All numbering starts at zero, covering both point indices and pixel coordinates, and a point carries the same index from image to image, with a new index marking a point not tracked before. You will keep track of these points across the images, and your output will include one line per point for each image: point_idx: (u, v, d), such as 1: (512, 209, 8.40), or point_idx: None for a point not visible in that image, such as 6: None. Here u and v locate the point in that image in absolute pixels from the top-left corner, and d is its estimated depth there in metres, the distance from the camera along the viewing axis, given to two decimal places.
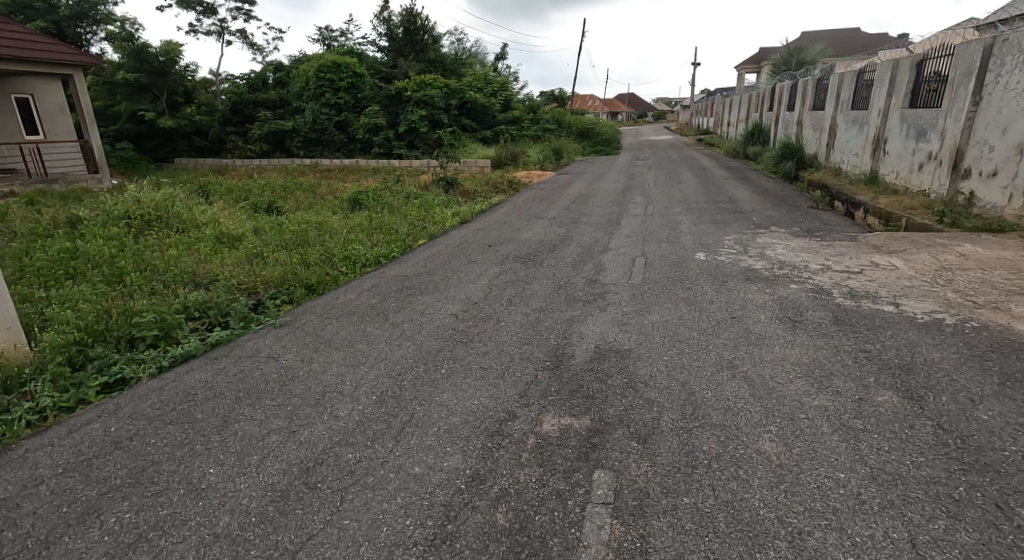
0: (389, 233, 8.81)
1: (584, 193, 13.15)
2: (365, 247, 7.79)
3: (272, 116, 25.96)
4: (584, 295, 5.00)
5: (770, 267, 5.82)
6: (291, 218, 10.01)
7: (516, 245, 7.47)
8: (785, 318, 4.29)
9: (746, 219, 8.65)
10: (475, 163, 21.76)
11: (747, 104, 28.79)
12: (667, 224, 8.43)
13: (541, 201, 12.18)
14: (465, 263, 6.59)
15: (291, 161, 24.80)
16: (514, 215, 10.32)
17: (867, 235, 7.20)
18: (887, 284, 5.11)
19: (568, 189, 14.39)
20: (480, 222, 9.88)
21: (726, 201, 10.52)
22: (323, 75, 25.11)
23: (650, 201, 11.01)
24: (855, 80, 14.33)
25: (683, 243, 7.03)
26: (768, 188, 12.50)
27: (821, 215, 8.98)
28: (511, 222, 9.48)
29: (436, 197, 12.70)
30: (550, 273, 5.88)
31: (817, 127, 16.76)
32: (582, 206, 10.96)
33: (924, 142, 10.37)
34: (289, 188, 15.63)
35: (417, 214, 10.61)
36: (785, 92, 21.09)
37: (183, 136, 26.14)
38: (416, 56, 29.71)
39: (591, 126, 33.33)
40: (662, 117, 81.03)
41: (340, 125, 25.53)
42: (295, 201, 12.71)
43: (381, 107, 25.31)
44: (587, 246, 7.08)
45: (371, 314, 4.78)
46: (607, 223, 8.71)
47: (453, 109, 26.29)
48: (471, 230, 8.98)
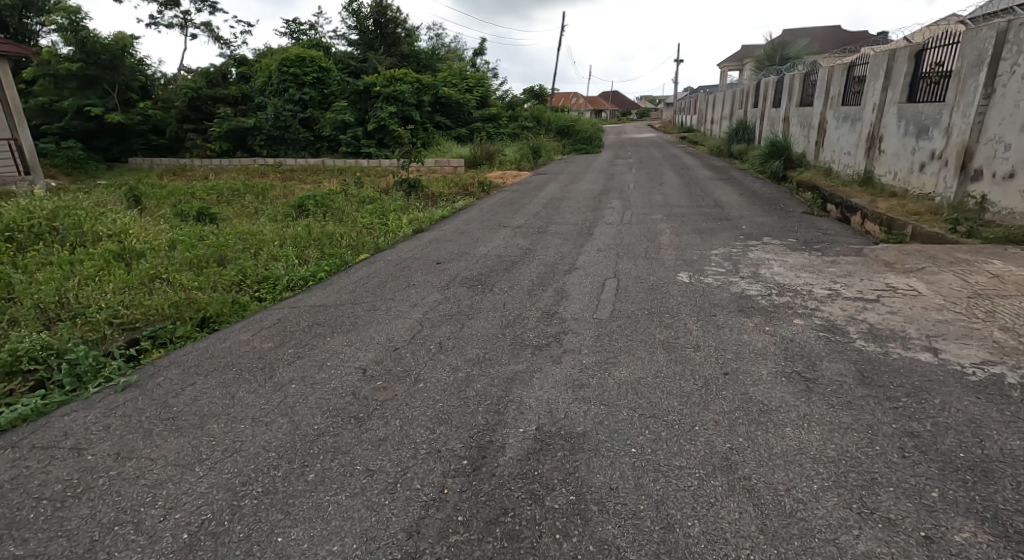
0: (327, 246, 7.70)
1: (557, 196, 12.15)
2: (294, 263, 6.68)
3: (232, 113, 24.55)
4: (535, 337, 3.94)
5: (765, 292, 4.82)
6: (223, 226, 8.90)
7: (468, 262, 6.39)
8: (793, 375, 3.25)
9: (733, 228, 7.66)
10: (447, 162, 20.73)
11: (731, 100, 27.89)
12: (646, 233, 7.43)
13: (509, 205, 11.13)
14: (403, 287, 5.49)
15: (252, 161, 23.60)
16: (477, 222, 9.26)
17: (875, 247, 6.21)
18: (912, 317, 4.10)
19: (541, 191, 13.36)
20: (437, 230, 8.82)
21: (709, 206, 9.52)
22: (287, 69, 23.95)
23: (627, 205, 10.01)
24: (846, 74, 13.36)
25: (662, 260, 6.01)
26: (755, 191, 11.54)
27: (817, 223, 8.00)
28: (471, 232, 8.40)
29: (397, 201, 11.60)
30: (498, 302, 4.82)
31: (806, 124, 15.79)
32: (551, 211, 9.93)
33: (925, 139, 9.42)
34: (242, 192, 14.50)
35: (367, 221, 9.52)
36: (771, 87, 20.16)
37: (139, 134, 25.12)
38: (387, 50, 28.53)
39: (571, 124, 32.33)
40: (646, 115, 80.11)
41: (306, 122, 24.37)
42: (240, 206, 11.58)
43: (348, 103, 24.12)
44: (550, 264, 6.01)
45: (253, 366, 3.68)
46: (579, 233, 7.69)
47: (425, 105, 25.07)
48: (423, 242, 7.88)
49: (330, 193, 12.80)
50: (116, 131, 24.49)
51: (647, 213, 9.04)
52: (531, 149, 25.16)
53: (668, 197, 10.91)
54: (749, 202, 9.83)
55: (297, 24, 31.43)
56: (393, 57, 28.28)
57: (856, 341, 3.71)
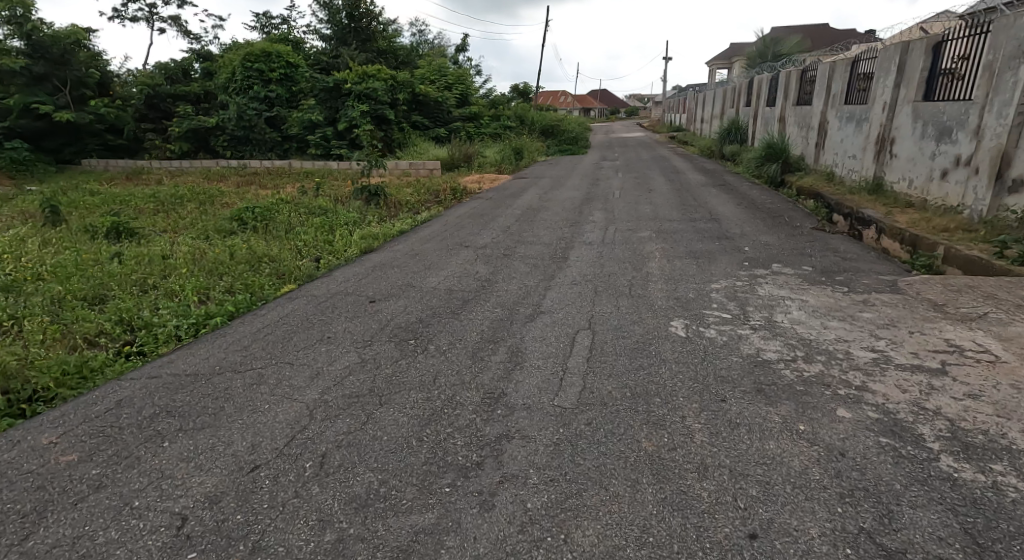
0: (248, 275, 6.44)
1: (533, 205, 10.94)
2: (193, 302, 5.41)
3: (192, 111, 23.51)
4: (459, 458, 2.64)
5: (788, 356, 3.58)
6: (136, 248, 7.64)
7: (408, 301, 5.16)
8: (863, 552, 2.08)
9: (733, 249, 6.48)
10: (422, 164, 19.56)
11: (722, 99, 26.77)
12: (631, 258, 6.21)
13: (476, 217, 9.95)
14: (313, 341, 4.24)
15: (214, 163, 22.58)
16: (437, 240, 8.03)
17: (914, 281, 5.00)
18: (1007, 407, 2.86)
19: (517, 199, 12.14)
20: (388, 251, 7.57)
21: (704, 219, 8.35)
22: (251, 64, 22.76)
23: (610, 218, 8.81)
24: (849, 68, 12.17)
25: (649, 300, 4.77)
26: (753, 200, 10.34)
27: (831, 242, 6.80)
28: (426, 254, 7.12)
29: (353, 212, 10.33)
30: (425, 374, 3.54)
31: (804, 124, 14.61)
32: (523, 225, 8.73)
33: (947, 143, 8.24)
34: (188, 200, 13.18)
35: (309, 240, 8.27)
36: (765, 85, 19.05)
37: (94, 134, 23.94)
38: (361, 45, 27.14)
39: (557, 123, 31.05)
40: (636, 113, 79.25)
41: (272, 121, 23.22)
42: (174, 220, 10.33)
43: (318, 101, 22.88)
44: (508, 306, 4.76)
45: (18, 511, 2.44)
46: (552, 257, 6.46)
47: (400, 104, 23.56)
48: (365, 267, 6.62)
49: (281, 202, 11.47)
50: (68, 131, 23.27)
51: (633, 229, 7.84)
52: (514, 150, 23.92)
53: (657, 208, 9.71)
54: (748, 215, 8.67)
55: (269, 18, 29.97)
56: (369, 54, 26.89)
57: (943, 472, 2.44)
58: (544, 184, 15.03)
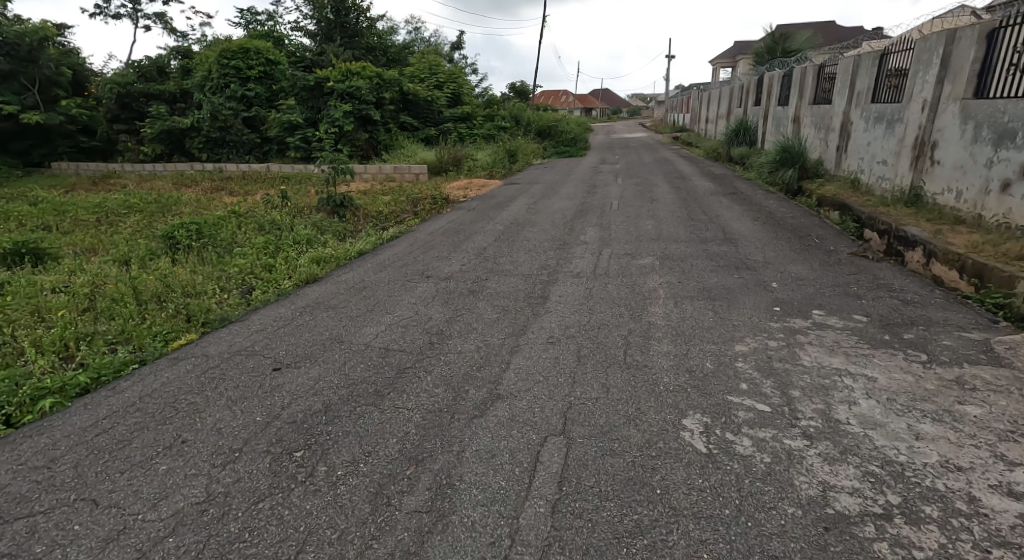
0: (145, 317, 5.19)
1: (518, 218, 9.69)
2: (47, 365, 4.09)
3: (167, 111, 22.37)
4: None
5: (878, 512, 2.29)
6: (28, 276, 6.34)
7: (326, 366, 3.87)
8: None
9: (757, 286, 5.18)
10: (407, 168, 18.45)
11: (728, 98, 25.40)
12: (629, 299, 4.92)
13: (452, 233, 8.71)
14: (157, 444, 2.91)
15: (188, 167, 21.49)
16: (398, 266, 6.76)
17: (1016, 344, 3.68)
18: None
19: (502, 210, 10.88)
20: (332, 282, 6.28)
21: (716, 240, 7.06)
22: (227, 61, 21.51)
23: (605, 237, 7.53)
24: (876, 62, 10.78)
25: (653, 376, 3.47)
26: (772, 214, 9.02)
27: (880, 273, 5.48)
28: (377, 289, 5.83)
29: (310, 227, 9.08)
30: (297, 543, 2.25)
31: (823, 125, 13.25)
32: (502, 246, 7.48)
33: (1008, 149, 6.91)
34: (137, 209, 11.95)
35: (245, 265, 7.01)
36: (776, 82, 17.73)
37: (66, 136, 22.84)
38: (347, 42, 25.92)
39: (554, 124, 29.73)
40: (637, 113, 78.11)
41: (250, 121, 22.08)
42: (104, 236, 9.07)
43: (298, 100, 21.74)
44: (457, 385, 3.46)
45: None
46: (530, 296, 5.16)
47: (386, 104, 22.28)
48: (296, 308, 5.31)
49: (233, 214, 10.22)
50: (38, 133, 22.16)
51: (632, 253, 6.55)
52: (507, 151, 22.64)
53: (661, 223, 8.42)
54: (768, 234, 7.37)
55: (253, 14, 28.76)
56: (355, 51, 25.64)
57: None
58: (537, 191, 13.76)
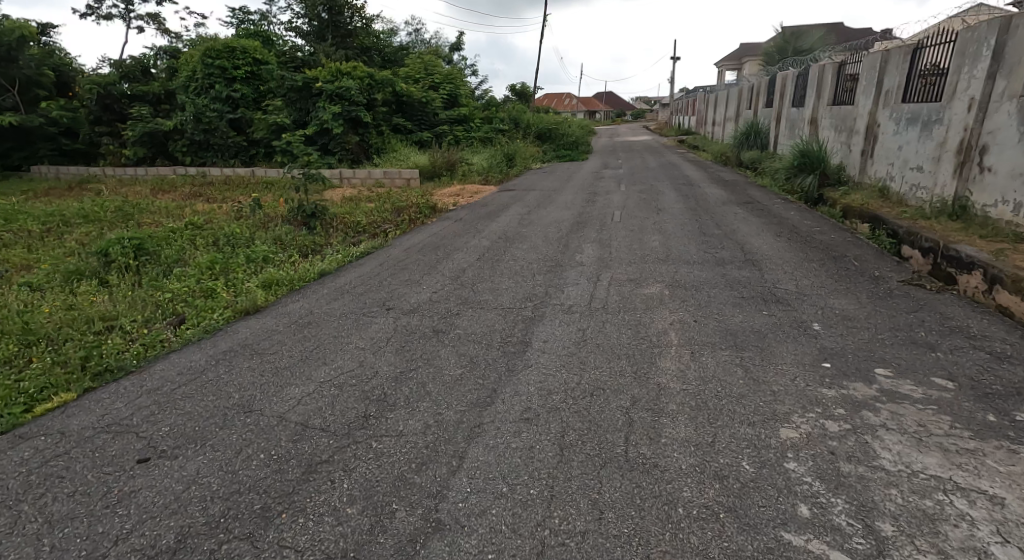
0: (29, 362, 4.26)
1: (508, 231, 8.67)
2: None
3: (150, 113, 21.48)
4: None
5: None
6: None
7: (215, 451, 2.85)
8: None
9: (793, 327, 4.13)
10: (397, 173, 17.51)
11: (737, 99, 24.28)
12: (633, 348, 3.87)
13: (431, 249, 7.71)
14: None
15: (170, 171, 20.58)
16: (359, 293, 5.75)
17: None
18: None
19: (491, 221, 9.86)
20: (275, 312, 5.28)
21: (734, 262, 6.02)
22: (211, 61, 20.60)
23: (604, 257, 6.49)
24: (909, 57, 9.67)
25: (669, 491, 2.43)
26: (796, 227, 7.95)
27: (946, 309, 4.40)
28: (326, 324, 4.80)
29: (272, 241, 8.12)
30: None
31: (844, 128, 12.17)
32: (484, 266, 6.47)
33: None
34: (95, 218, 10.99)
35: (181, 290, 6.07)
36: (791, 82, 16.67)
37: (47, 138, 22.02)
38: (340, 42, 25.00)
39: (555, 126, 28.70)
40: (642, 115, 77.12)
41: (236, 123, 21.18)
42: (42, 249, 8.14)
43: (286, 101, 20.78)
44: (386, 498, 2.41)
45: None
46: (508, 340, 4.13)
47: (378, 105, 21.28)
48: (218, 352, 4.28)
49: (193, 225, 9.26)
50: (18, 136, 21.40)
51: (635, 279, 5.53)
52: (505, 155, 21.64)
53: (669, 239, 7.38)
54: (794, 254, 6.32)
55: (245, 12, 27.86)
56: (348, 51, 24.66)
57: None
58: (532, 198, 12.75)
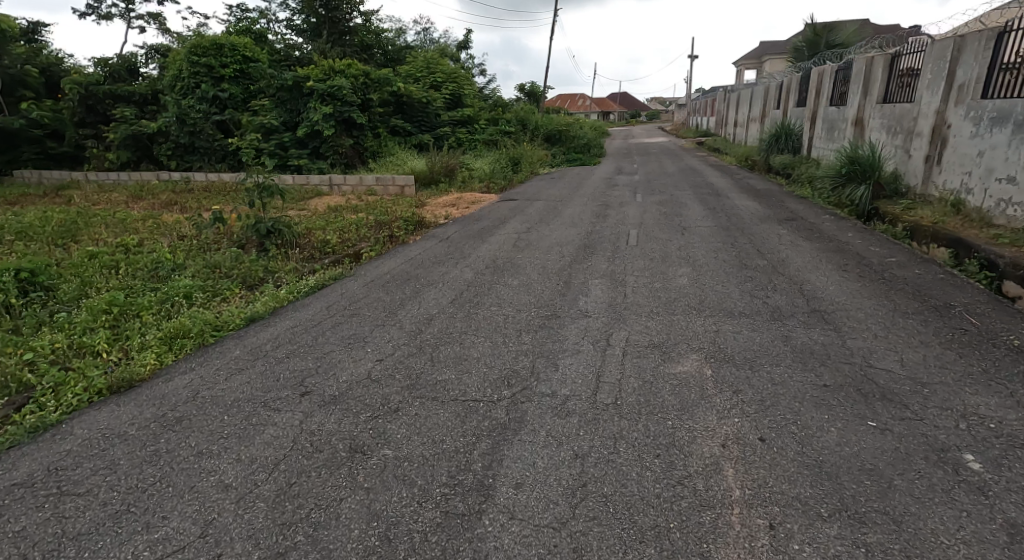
0: None
1: (500, 256, 7.10)
2: None
3: (134, 114, 20.13)
4: None
5: None
6: None
7: None
8: None
9: (923, 462, 2.55)
10: (391, 179, 16.05)
11: (762, 98, 22.50)
12: (664, 514, 2.30)
13: (401, 283, 6.16)
14: None
15: (153, 176, 19.19)
16: (278, 357, 4.18)
17: None
18: None
19: (482, 242, 8.30)
20: (149, 388, 3.72)
21: (793, 318, 4.42)
22: (197, 58, 19.20)
23: (618, 303, 4.91)
24: (993, 44, 7.98)
25: None
26: (861, 255, 6.32)
27: None
28: (202, 420, 3.23)
29: (207, 270, 6.61)
30: None
31: (903, 129, 10.47)
32: (458, 315, 4.90)
33: None
34: (32, 231, 9.52)
35: (54, 342, 4.55)
36: (830, 80, 14.98)
37: (28, 141, 20.72)
38: (338, 39, 23.55)
39: (566, 128, 27.07)
40: (657, 117, 75.22)
41: (223, 125, 19.79)
42: None
43: (275, 101, 19.38)
44: None
45: None
46: (458, 478, 2.55)
47: (375, 105, 19.81)
48: (5, 484, 2.71)
49: (125, 245, 7.74)
50: None
51: (658, 347, 3.95)
52: (510, 159, 20.12)
53: (701, 274, 5.78)
54: (872, 302, 4.71)
55: (241, 10, 26.46)
56: (345, 49, 23.16)
57: None
58: (537, 211, 11.17)
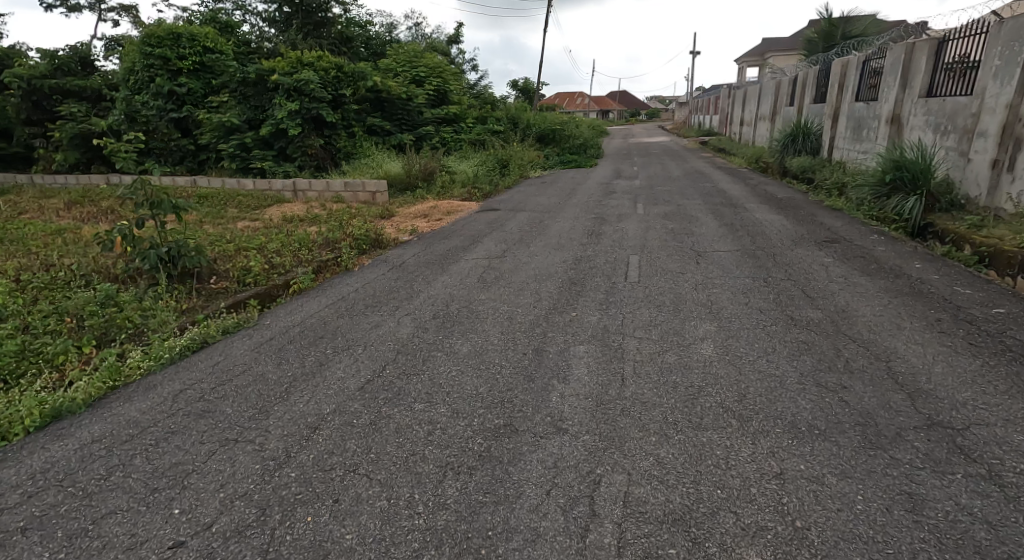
0: None
1: (457, 299, 5.37)
2: None
3: (84, 111, 18.24)
4: None
5: None
6: None
7: None
8: None
9: None
10: (360, 184, 14.21)
11: (772, 94, 20.74)
12: None
13: (310, 344, 4.40)
14: None
15: (103, 179, 17.28)
16: (25, 524, 2.44)
17: None
18: None
19: (444, 272, 6.56)
20: None
21: (897, 441, 2.71)
22: (151, 49, 17.35)
23: (611, 403, 3.18)
24: None
25: None
26: (950, 302, 4.62)
27: None
28: None
29: (50, 321, 4.83)
30: None
31: (960, 126, 8.69)
32: (364, 418, 3.16)
33: None
34: None
35: None
36: (859, 72, 13.19)
37: None
38: (314, 32, 21.75)
39: (561, 127, 25.28)
40: (656, 116, 73.74)
41: (181, 123, 17.95)
42: None
43: (238, 97, 17.57)
44: None
45: None
46: None
47: (348, 102, 18.04)
48: None
49: None
50: None
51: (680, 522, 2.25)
52: (498, 162, 18.38)
53: (730, 338, 4.06)
54: (1008, 403, 3.02)
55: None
56: (320, 41, 21.33)
57: None
58: (520, 225, 9.41)
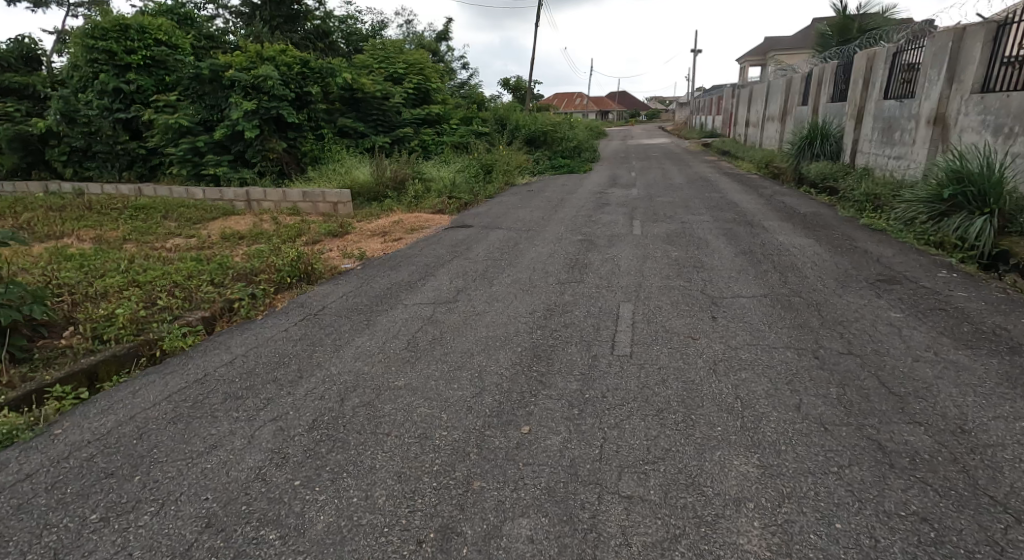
0: None
1: (360, 388, 3.59)
2: None
3: (24, 111, 16.39)
4: None
5: None
6: None
7: None
8: None
9: None
10: (320, 195, 12.48)
11: (782, 92, 18.94)
12: None
13: (84, 494, 2.63)
14: None
15: (41, 187, 15.43)
16: None
17: None
18: None
19: (368, 329, 4.77)
20: None
21: None
22: (93, 42, 15.48)
23: None
24: None
25: None
26: None
27: None
28: None
29: None
30: None
31: None
32: None
33: None
34: None
35: None
36: (889, 64, 11.39)
37: None
38: (285, 26, 19.88)
39: (554, 128, 23.48)
40: (657, 118, 71.97)
41: (130, 125, 16.13)
42: None
43: (192, 96, 15.73)
44: None
45: None
46: None
47: (315, 100, 16.26)
48: None
49: None
50: None
51: None
52: (482, 167, 16.63)
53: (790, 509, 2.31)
54: None
55: None
56: (290, 36, 19.53)
57: None
58: (490, 249, 7.63)
